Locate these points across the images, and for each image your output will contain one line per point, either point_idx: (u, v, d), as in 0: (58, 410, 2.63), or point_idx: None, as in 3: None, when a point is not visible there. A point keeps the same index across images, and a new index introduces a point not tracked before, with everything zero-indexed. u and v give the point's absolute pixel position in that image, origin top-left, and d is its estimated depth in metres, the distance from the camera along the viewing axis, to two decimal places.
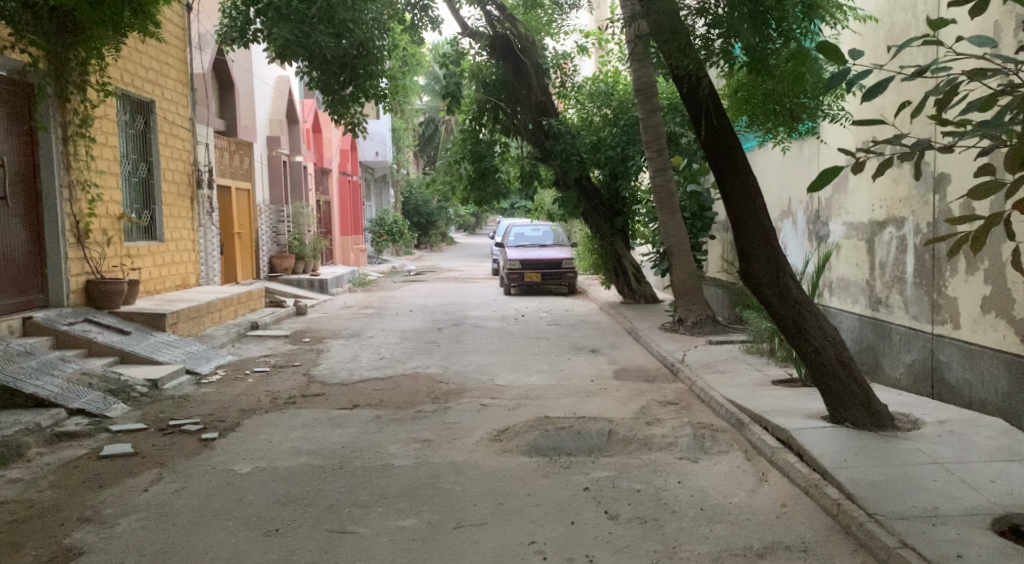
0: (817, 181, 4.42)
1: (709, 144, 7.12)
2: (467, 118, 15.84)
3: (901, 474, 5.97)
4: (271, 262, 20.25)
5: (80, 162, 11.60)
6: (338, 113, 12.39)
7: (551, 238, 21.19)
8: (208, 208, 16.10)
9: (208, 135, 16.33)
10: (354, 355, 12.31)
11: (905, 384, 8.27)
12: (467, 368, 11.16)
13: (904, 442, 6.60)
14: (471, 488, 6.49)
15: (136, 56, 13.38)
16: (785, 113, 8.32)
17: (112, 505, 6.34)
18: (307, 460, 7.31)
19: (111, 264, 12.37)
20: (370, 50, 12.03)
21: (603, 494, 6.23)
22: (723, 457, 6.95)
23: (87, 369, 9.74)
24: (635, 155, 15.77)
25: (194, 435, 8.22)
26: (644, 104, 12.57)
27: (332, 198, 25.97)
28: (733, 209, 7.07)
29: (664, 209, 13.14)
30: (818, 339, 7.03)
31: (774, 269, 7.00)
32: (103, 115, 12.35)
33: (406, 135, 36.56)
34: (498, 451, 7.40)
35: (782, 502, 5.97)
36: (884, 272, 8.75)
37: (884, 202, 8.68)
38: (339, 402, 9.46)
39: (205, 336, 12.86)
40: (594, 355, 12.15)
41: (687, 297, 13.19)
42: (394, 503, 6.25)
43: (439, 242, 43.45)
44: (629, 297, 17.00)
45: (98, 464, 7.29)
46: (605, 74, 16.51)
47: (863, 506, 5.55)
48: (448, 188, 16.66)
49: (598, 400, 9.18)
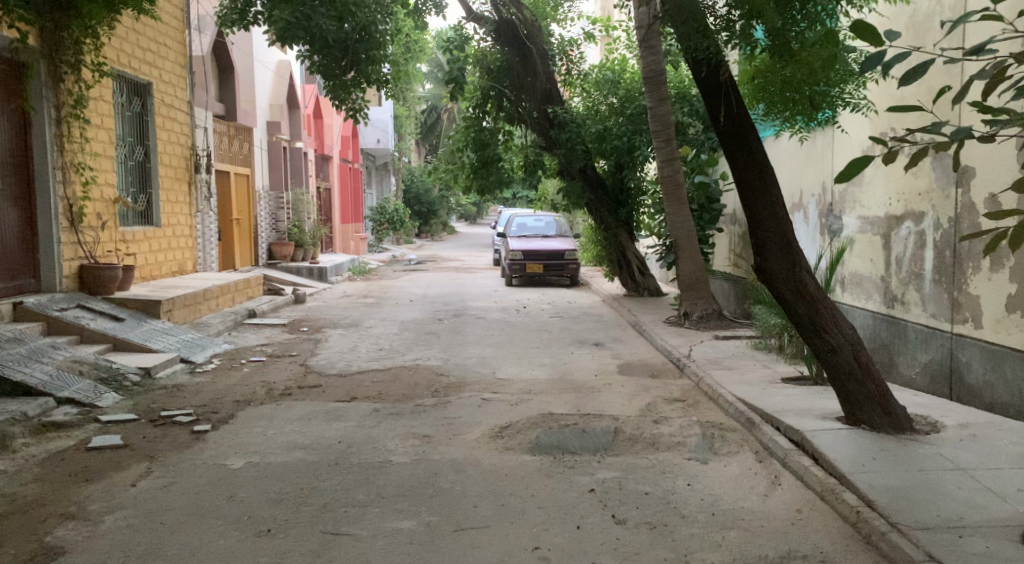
0: (847, 171, 4.13)
1: (724, 133, 6.87)
2: (470, 105, 15.59)
3: (922, 481, 5.72)
4: (270, 249, 19.94)
5: (74, 144, 11.33)
6: (338, 99, 12.09)
7: (554, 229, 20.90)
8: (206, 193, 15.82)
9: (206, 119, 16.07)
10: (353, 345, 12.06)
11: (922, 385, 8.02)
12: (468, 360, 10.90)
13: (924, 447, 6.35)
14: (471, 488, 6.23)
15: (132, 36, 13.08)
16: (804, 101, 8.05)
17: (98, 501, 6.08)
18: (302, 455, 7.06)
19: (105, 250, 12.09)
20: (373, 34, 11.75)
21: (610, 496, 5.98)
22: (734, 458, 6.69)
23: (78, 356, 9.48)
24: (641, 145, 15.36)
25: (186, 427, 7.96)
26: (652, 92, 12.31)
27: (333, 185, 25.72)
28: (749, 200, 6.83)
29: (672, 201, 12.85)
30: (835, 337, 6.76)
31: (790, 264, 6.74)
32: (98, 96, 12.06)
33: (409, 122, 36.21)
34: (500, 448, 7.15)
35: (797, 508, 5.72)
36: (900, 268, 8.49)
37: (902, 197, 8.42)
38: (336, 395, 9.20)
39: (201, 324, 12.59)
40: (598, 348, 11.90)
41: (693, 290, 12.92)
42: (392, 503, 6.00)
43: (440, 231, 43.18)
44: (633, 290, 16.75)
45: (85, 457, 7.04)
46: (612, 62, 16.20)
47: (884, 515, 5.30)
48: (450, 176, 16.37)
49: (603, 396, 8.93)
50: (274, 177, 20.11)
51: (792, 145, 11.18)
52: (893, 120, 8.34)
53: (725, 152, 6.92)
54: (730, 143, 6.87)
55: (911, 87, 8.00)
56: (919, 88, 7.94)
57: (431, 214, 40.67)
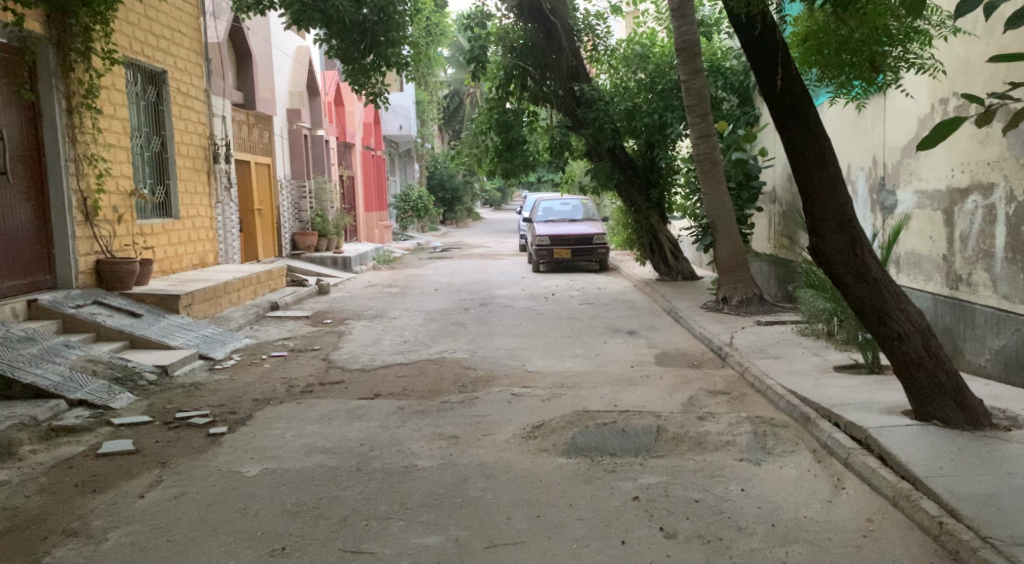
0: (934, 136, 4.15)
1: (780, 99, 6.60)
2: (493, 86, 15.15)
3: (999, 497, 5.49)
4: (293, 239, 19.51)
5: (87, 135, 10.89)
6: (358, 83, 11.69)
7: (581, 212, 20.28)
8: (226, 183, 15.45)
9: (224, 107, 15.63)
10: (377, 337, 11.62)
11: (992, 372, 8.04)
12: (496, 352, 10.42)
13: (1007, 446, 6.25)
14: (504, 497, 5.88)
15: (145, 21, 12.66)
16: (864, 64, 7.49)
17: (103, 515, 5.67)
18: (322, 460, 6.62)
19: (122, 244, 11.70)
20: (392, 15, 11.28)
21: (656, 505, 5.78)
22: (790, 458, 6.60)
23: (92, 355, 9.07)
24: (672, 121, 14.69)
25: (201, 430, 7.54)
26: (686, 64, 11.84)
27: (355, 173, 25.31)
28: (805, 173, 6.64)
29: (708, 179, 12.32)
30: (902, 324, 6.64)
31: (850, 245, 6.60)
32: (111, 86, 11.62)
33: (432, 108, 35.50)
34: (533, 450, 6.77)
35: (868, 517, 5.64)
36: (965, 246, 8.52)
37: (967, 167, 8.43)
38: (360, 390, 8.78)
39: (221, 318, 12.17)
40: (632, 337, 11.38)
41: (731, 274, 12.40)
42: (417, 516, 5.62)
43: (464, 218, 42.67)
44: (666, 274, 16.13)
45: (94, 465, 6.62)
46: (641, 35, 15.45)
47: (973, 529, 5.19)
48: (473, 160, 16.01)
49: (641, 390, 8.50)
50: (296, 166, 19.64)
51: (841, 116, 10.95)
52: (987, 85, 8.03)
53: (776, 120, 6.67)
54: (781, 115, 6.62)
55: (1007, 38, 7.72)
56: (1008, 48, 7.73)
57: (455, 201, 40.20)
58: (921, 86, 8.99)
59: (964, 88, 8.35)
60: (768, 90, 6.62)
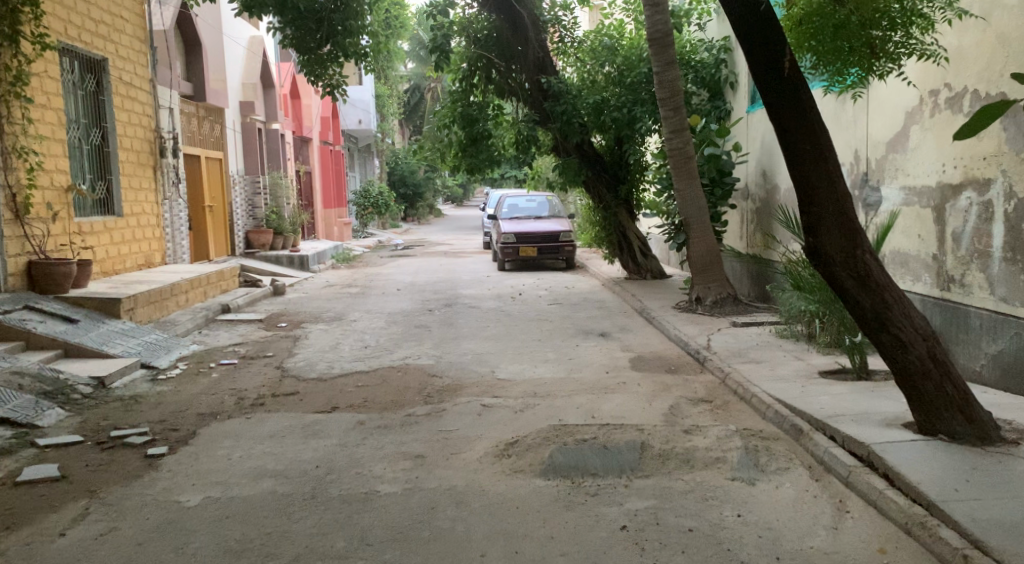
0: (971, 126, 3.75)
1: (779, 86, 6.01)
2: (456, 78, 14.60)
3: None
4: (247, 237, 18.67)
5: (16, 126, 10.07)
6: (314, 74, 10.94)
7: (547, 209, 19.67)
8: (174, 178, 14.61)
9: (171, 99, 14.75)
10: (335, 342, 10.90)
11: (991, 379, 7.58)
12: (463, 358, 9.76)
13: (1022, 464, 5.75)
14: (475, 528, 5.26)
15: (81, 5, 11.80)
16: (860, 50, 7.08)
17: (14, 559, 4.97)
18: (272, 486, 5.94)
19: (58, 243, 10.88)
20: (349, 3, 10.53)
21: (645, 536, 5.20)
22: (786, 477, 6.04)
23: (19, 366, 8.27)
24: (642, 115, 13.78)
25: (138, 450, 6.80)
26: (659, 54, 11.26)
27: (313, 167, 24.47)
28: (801, 168, 6.07)
29: (681, 175, 11.76)
30: (907, 332, 6.10)
31: (851, 246, 6.06)
32: (44, 73, 10.75)
33: (391, 102, 34.73)
34: (507, 471, 6.14)
35: (879, 547, 5.10)
36: (958, 245, 8.03)
37: (960, 162, 7.94)
38: (315, 402, 8.08)
39: (167, 323, 11.35)
40: (604, 339, 10.78)
41: (705, 274, 11.87)
42: (377, 554, 4.98)
43: (426, 214, 41.86)
44: (634, 272, 15.58)
45: (13, 494, 5.88)
46: (608, 27, 14.83)
47: None
48: (436, 155, 15.30)
49: (618, 399, 7.91)
50: (249, 160, 18.84)
51: (823, 106, 10.44)
52: (984, 74, 7.53)
53: (772, 109, 6.08)
54: (778, 104, 6.04)
55: (1009, 26, 7.21)
56: (1009, 39, 7.22)
57: (417, 196, 39.40)
58: (913, 76, 8.47)
59: (959, 77, 7.85)
60: (765, 76, 6.03)
